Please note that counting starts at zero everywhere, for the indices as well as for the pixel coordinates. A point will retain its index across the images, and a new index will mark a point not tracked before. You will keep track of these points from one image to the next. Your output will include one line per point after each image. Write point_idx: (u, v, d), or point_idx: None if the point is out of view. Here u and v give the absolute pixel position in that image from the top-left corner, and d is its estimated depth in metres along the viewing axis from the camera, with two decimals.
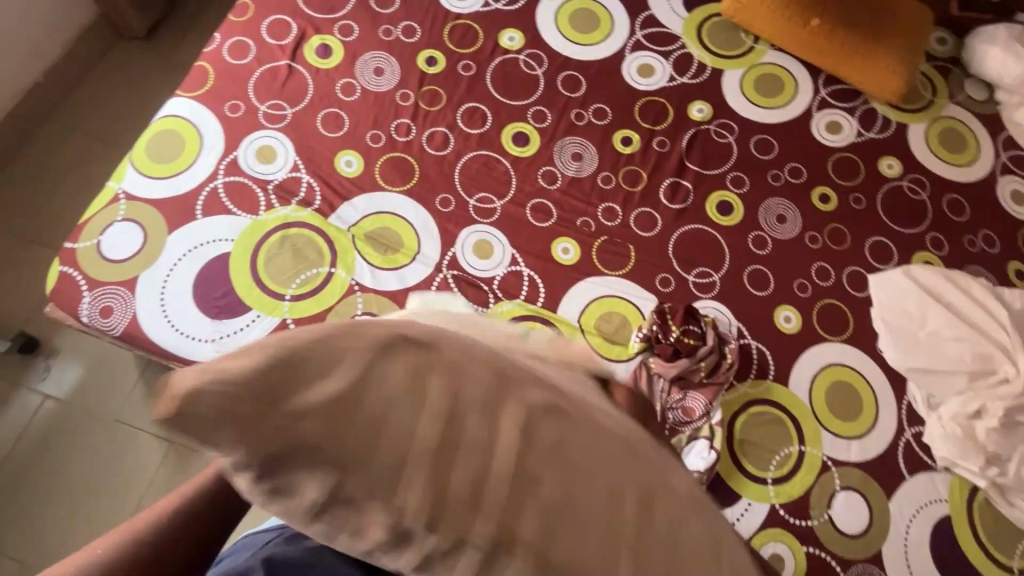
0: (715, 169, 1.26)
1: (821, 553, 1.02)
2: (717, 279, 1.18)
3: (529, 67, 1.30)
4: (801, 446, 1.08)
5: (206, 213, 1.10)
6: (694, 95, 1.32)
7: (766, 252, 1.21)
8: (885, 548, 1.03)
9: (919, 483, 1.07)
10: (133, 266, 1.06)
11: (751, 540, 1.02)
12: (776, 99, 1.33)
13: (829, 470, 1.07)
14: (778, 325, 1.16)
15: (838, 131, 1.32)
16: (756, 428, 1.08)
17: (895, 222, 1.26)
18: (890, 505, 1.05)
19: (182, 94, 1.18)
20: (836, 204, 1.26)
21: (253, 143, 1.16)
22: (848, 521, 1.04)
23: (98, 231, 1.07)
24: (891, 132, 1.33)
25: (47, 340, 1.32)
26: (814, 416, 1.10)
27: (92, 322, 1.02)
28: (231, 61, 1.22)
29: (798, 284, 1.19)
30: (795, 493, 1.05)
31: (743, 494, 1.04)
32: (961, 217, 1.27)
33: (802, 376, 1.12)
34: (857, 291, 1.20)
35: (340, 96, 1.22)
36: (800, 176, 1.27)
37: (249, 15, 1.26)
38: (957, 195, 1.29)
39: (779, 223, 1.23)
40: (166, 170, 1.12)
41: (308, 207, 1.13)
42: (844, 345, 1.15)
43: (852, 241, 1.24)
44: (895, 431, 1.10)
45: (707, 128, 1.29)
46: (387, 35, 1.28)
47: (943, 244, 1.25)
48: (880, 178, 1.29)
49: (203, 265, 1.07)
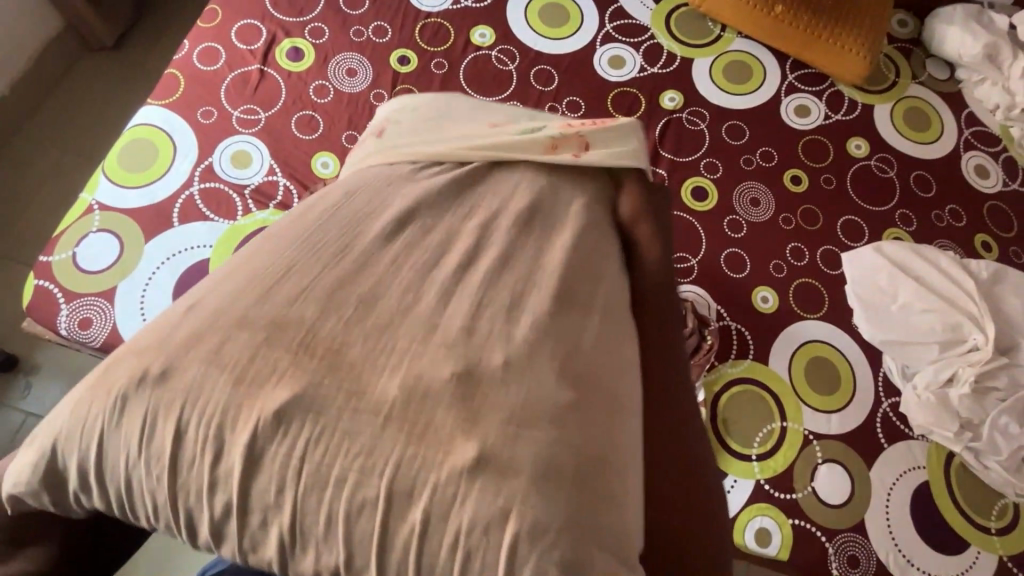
0: (688, 156, 1.29)
1: (806, 524, 1.05)
2: (695, 263, 1.20)
3: (501, 63, 1.31)
4: (783, 422, 1.10)
5: (183, 220, 1.10)
6: (665, 84, 1.34)
7: (742, 235, 1.23)
8: (868, 516, 1.06)
9: (898, 452, 1.10)
10: (110, 276, 1.05)
11: (737, 516, 1.04)
12: (745, 86, 1.35)
13: (811, 444, 1.09)
14: (756, 305, 1.18)
15: (806, 115, 1.35)
16: (739, 406, 1.11)
17: (865, 200, 1.29)
18: (871, 474, 1.08)
19: (154, 102, 1.18)
20: (807, 185, 1.29)
21: (228, 149, 1.16)
22: (832, 493, 1.07)
23: (73, 242, 1.07)
24: (857, 113, 1.36)
25: (26, 357, 1.31)
26: (794, 392, 1.12)
27: (71, 334, 1.02)
28: (201, 68, 1.21)
29: (773, 264, 1.22)
30: (779, 468, 1.08)
31: (729, 471, 1.07)
32: (928, 193, 1.31)
33: (781, 354, 1.15)
34: (831, 269, 1.23)
35: (313, 98, 1.22)
36: (771, 160, 1.30)
37: (218, 21, 1.26)
38: (923, 172, 1.32)
39: (753, 206, 1.26)
40: (140, 179, 1.12)
41: (286, 210, 1.13)
42: (821, 322, 1.18)
43: (824, 220, 1.27)
44: (873, 402, 1.13)
45: (679, 116, 1.32)
46: (358, 36, 1.29)
47: (912, 220, 1.29)
48: (849, 158, 1.32)
49: (182, 272, 1.06)
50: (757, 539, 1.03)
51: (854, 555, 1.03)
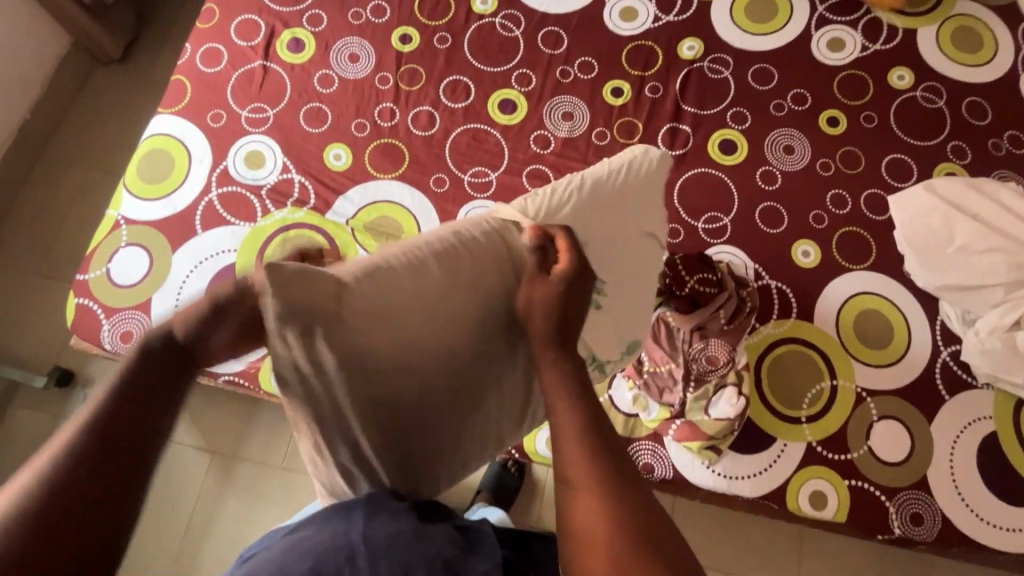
0: (713, 107, 1.21)
1: (864, 484, 1.01)
2: (728, 222, 1.14)
3: (506, 30, 1.25)
4: (832, 381, 1.05)
5: (206, 227, 1.11)
6: (683, 33, 1.25)
7: (776, 187, 1.16)
8: (930, 472, 1.01)
9: (962, 402, 1.04)
10: (143, 288, 1.07)
11: (789, 480, 1.01)
12: (770, 24, 1.25)
13: (865, 401, 1.04)
14: (796, 260, 1.12)
15: (841, 49, 1.24)
16: (784, 367, 1.06)
17: (911, 136, 1.19)
18: (932, 429, 1.03)
19: (163, 111, 1.18)
20: (847, 126, 1.20)
21: (241, 151, 1.15)
22: (889, 450, 1.02)
23: (106, 259, 1.09)
24: (898, 41, 1.24)
25: (80, 370, 1.37)
26: (842, 347, 1.07)
27: (115, 348, 1.05)
28: (205, 70, 1.20)
29: (813, 215, 1.14)
30: (831, 429, 1.03)
31: (778, 436, 1.03)
32: (983, 121, 1.20)
33: (826, 309, 1.09)
34: (877, 214, 1.15)
35: (318, 89, 1.20)
36: (804, 103, 1.21)
37: (216, 20, 1.24)
38: (976, 97, 1.21)
39: (787, 155, 1.18)
40: (160, 190, 1.12)
41: (303, 207, 1.12)
42: (869, 273, 1.11)
43: (867, 162, 1.18)
44: (930, 352, 1.07)
45: (700, 66, 1.23)
46: (357, 19, 1.24)
47: (966, 152, 1.18)
48: (891, 90, 1.22)
49: (212, 278, 1.08)
50: (813, 503, 1.00)
51: (917, 513, 0.99)
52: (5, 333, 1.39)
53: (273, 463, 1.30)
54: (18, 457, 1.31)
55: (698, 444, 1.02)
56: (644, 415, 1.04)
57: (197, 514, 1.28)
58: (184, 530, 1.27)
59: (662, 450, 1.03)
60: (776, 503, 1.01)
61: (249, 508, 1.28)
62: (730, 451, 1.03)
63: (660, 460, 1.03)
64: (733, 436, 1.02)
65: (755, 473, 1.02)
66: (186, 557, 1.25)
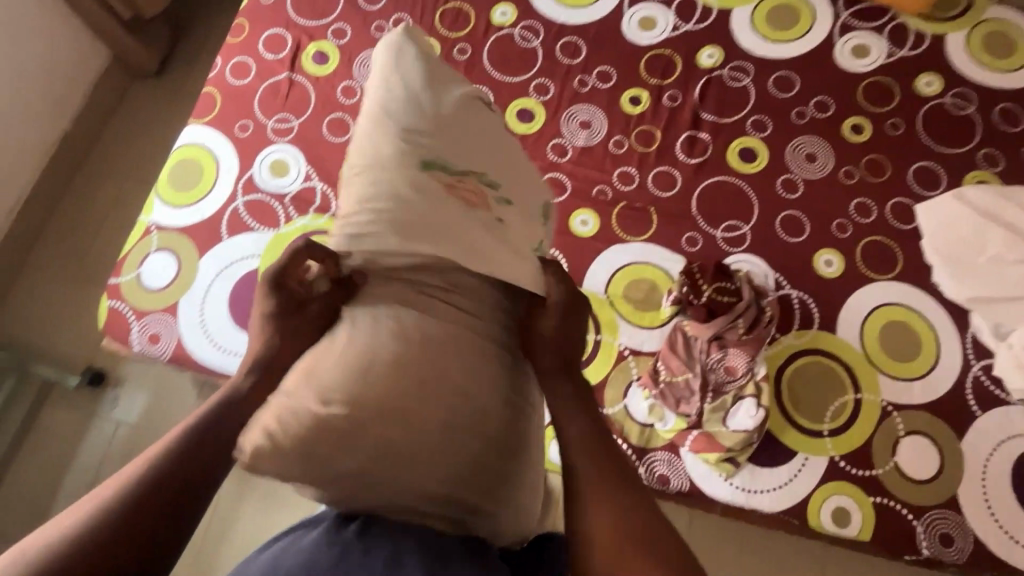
0: (733, 115, 1.20)
1: (890, 502, 0.97)
2: (747, 230, 1.12)
3: (525, 40, 1.26)
4: (856, 394, 1.02)
5: (231, 233, 1.14)
6: (702, 41, 1.25)
7: (798, 196, 1.14)
8: (961, 491, 0.97)
9: (994, 419, 1.00)
10: (171, 292, 1.11)
11: (811, 494, 0.98)
12: (792, 31, 1.23)
13: (891, 415, 1.01)
14: (818, 270, 1.09)
15: (865, 55, 1.22)
16: (806, 379, 1.04)
17: (939, 143, 1.16)
18: (962, 446, 0.99)
19: (194, 122, 1.22)
20: (871, 134, 1.17)
21: (266, 159, 1.19)
22: (917, 467, 0.98)
23: (137, 263, 1.13)
24: (926, 47, 1.22)
25: (112, 371, 1.42)
26: (867, 359, 1.04)
27: (144, 349, 1.09)
28: (234, 83, 1.25)
29: (836, 224, 1.12)
30: (855, 443, 1.00)
31: (798, 449, 1.00)
32: (1016, 127, 1.16)
33: (850, 320, 1.06)
34: (904, 223, 1.11)
35: (341, 100, 1.23)
36: (827, 110, 1.19)
37: (245, 34, 1.28)
38: (1009, 104, 1.17)
39: (809, 163, 1.16)
40: (189, 197, 1.17)
41: (325, 214, 1.15)
42: (894, 283, 1.08)
43: (893, 170, 1.15)
44: (961, 366, 1.03)
45: (720, 74, 1.23)
46: (379, 31, 1.27)
47: (998, 160, 1.15)
48: (918, 97, 1.19)
49: (236, 282, 1.11)
50: (835, 519, 0.97)
51: (946, 533, 0.96)
52: (43, 333, 1.45)
53: None
54: (53, 454, 1.37)
55: (716, 456, 1.00)
56: (660, 425, 1.03)
57: (218, 514, 1.30)
58: (206, 529, 1.30)
59: (678, 461, 1.01)
60: (796, 519, 0.99)
61: (268, 509, 1.31)
62: (749, 463, 1.01)
63: (676, 471, 1.01)
64: (752, 448, 1.00)
65: (775, 487, 0.99)
66: (207, 555, 1.28)
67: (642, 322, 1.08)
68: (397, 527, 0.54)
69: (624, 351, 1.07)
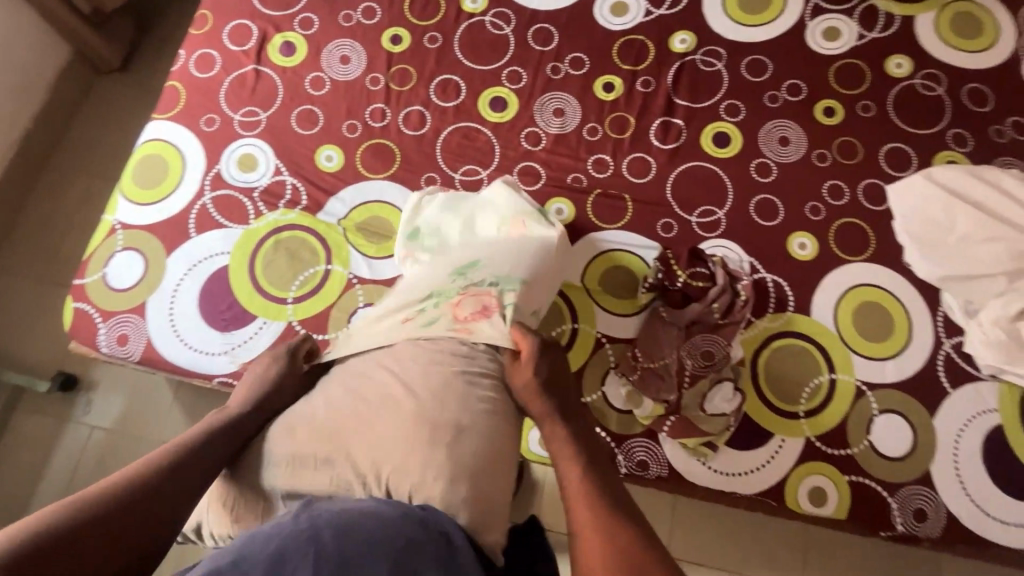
0: (706, 100, 1.20)
1: (865, 480, 0.99)
2: (723, 215, 1.12)
3: (496, 27, 1.24)
4: (831, 375, 1.03)
5: (199, 229, 1.12)
6: (675, 26, 1.24)
7: (771, 179, 1.14)
8: (934, 467, 0.98)
9: (965, 395, 1.01)
10: (139, 292, 1.08)
11: (789, 475, 0.99)
12: (764, 14, 1.23)
13: (865, 395, 1.02)
14: (792, 253, 1.10)
15: (836, 37, 1.22)
16: (782, 362, 1.04)
17: (909, 124, 1.17)
18: (934, 423, 1.00)
19: (158, 117, 1.19)
20: (843, 116, 1.18)
21: (234, 154, 1.16)
22: (891, 444, 1.00)
23: (102, 263, 1.10)
24: (896, 28, 1.22)
25: (84, 375, 1.39)
26: (842, 341, 1.05)
27: (111, 351, 1.06)
28: (199, 75, 1.22)
29: (809, 207, 1.12)
30: (830, 424, 1.01)
31: (776, 432, 1.01)
32: (984, 107, 1.17)
33: (824, 302, 1.07)
34: (875, 205, 1.12)
35: (310, 91, 1.20)
36: (799, 94, 1.19)
37: (209, 26, 1.25)
38: (978, 84, 1.18)
39: (782, 146, 1.16)
40: (154, 195, 1.14)
41: (295, 208, 1.13)
42: (868, 264, 1.09)
43: (865, 152, 1.15)
44: (932, 344, 1.04)
45: (693, 59, 1.22)
46: (348, 21, 1.25)
47: (967, 140, 1.16)
48: (889, 79, 1.19)
49: (205, 280, 1.09)
50: (812, 499, 0.98)
51: (920, 508, 0.97)
52: (11, 338, 1.41)
53: None
54: (25, 462, 1.33)
55: (694, 440, 1.00)
56: (638, 411, 1.03)
57: None
58: None
59: (657, 448, 1.01)
60: (775, 500, 0.99)
61: None
62: (727, 447, 1.01)
63: (655, 457, 1.01)
64: (730, 431, 1.01)
65: (753, 469, 1.00)
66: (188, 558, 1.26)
67: (618, 310, 1.08)
68: (363, 521, 0.57)
69: (601, 339, 1.07)
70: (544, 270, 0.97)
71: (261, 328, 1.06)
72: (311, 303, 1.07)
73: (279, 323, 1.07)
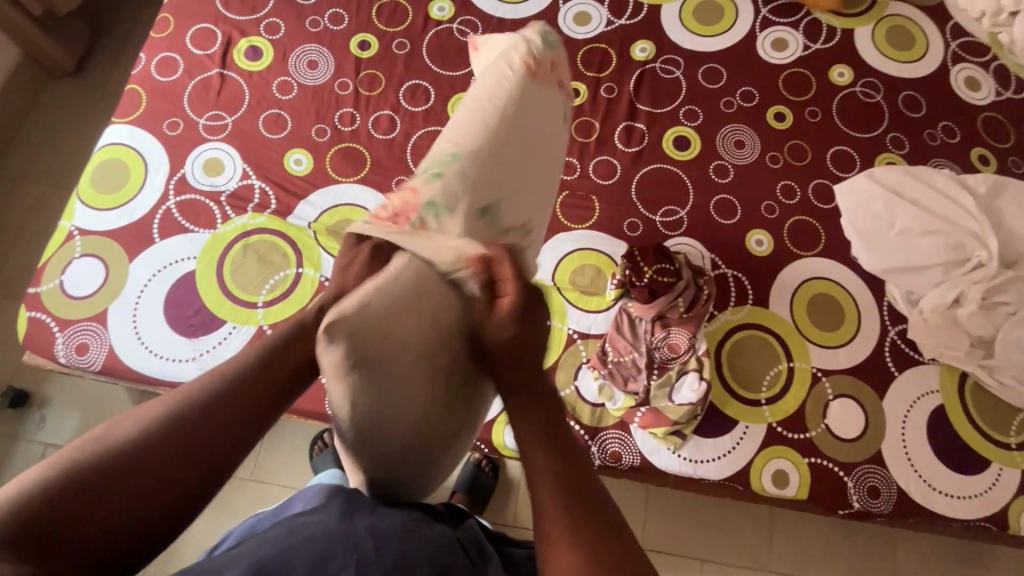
0: (667, 106, 1.25)
1: (823, 461, 1.04)
2: (685, 214, 1.17)
3: (463, 35, 1.27)
4: (789, 363, 1.09)
5: (163, 234, 1.09)
6: (636, 35, 1.30)
7: (729, 180, 1.20)
8: (885, 447, 1.05)
9: (910, 378, 1.09)
10: (99, 300, 1.05)
11: (753, 460, 1.04)
12: (717, 26, 1.30)
13: (820, 381, 1.08)
14: (751, 249, 1.16)
15: (784, 48, 1.30)
16: (744, 352, 1.09)
17: (853, 129, 1.25)
18: (883, 405, 1.07)
19: (117, 120, 1.16)
20: (793, 121, 1.25)
21: (199, 158, 1.14)
22: (845, 426, 1.06)
23: (59, 270, 1.06)
24: (837, 40, 1.31)
25: (37, 391, 1.32)
26: (798, 330, 1.11)
27: (70, 361, 1.02)
28: (161, 79, 1.19)
29: (765, 205, 1.19)
30: (790, 409, 1.06)
31: (740, 419, 1.06)
32: (918, 113, 1.27)
33: (780, 294, 1.13)
34: (824, 203, 1.20)
35: (277, 96, 1.20)
36: (752, 100, 1.26)
37: (170, 29, 1.23)
38: (912, 91, 1.28)
39: (737, 149, 1.23)
40: (115, 200, 1.11)
41: (264, 212, 1.12)
42: (819, 258, 1.16)
43: (813, 154, 1.23)
44: (879, 331, 1.11)
45: (653, 67, 1.28)
46: (315, 26, 1.25)
47: (904, 142, 1.25)
48: (833, 87, 1.28)
49: (171, 285, 1.06)
50: (775, 481, 1.03)
51: (874, 485, 1.03)
52: None
53: (243, 475, 1.29)
54: None
55: (663, 430, 1.03)
56: (609, 404, 1.06)
57: None
58: None
59: (629, 438, 1.05)
60: (741, 485, 1.04)
61: (217, 521, 1.26)
62: (695, 435, 1.05)
63: (627, 447, 1.04)
64: (697, 420, 1.05)
65: (719, 455, 1.04)
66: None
67: (589, 306, 1.11)
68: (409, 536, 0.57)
69: (573, 335, 1.10)
70: (520, 127, 0.72)
71: (230, 333, 1.04)
72: (281, 307, 1.06)
73: (249, 327, 1.05)
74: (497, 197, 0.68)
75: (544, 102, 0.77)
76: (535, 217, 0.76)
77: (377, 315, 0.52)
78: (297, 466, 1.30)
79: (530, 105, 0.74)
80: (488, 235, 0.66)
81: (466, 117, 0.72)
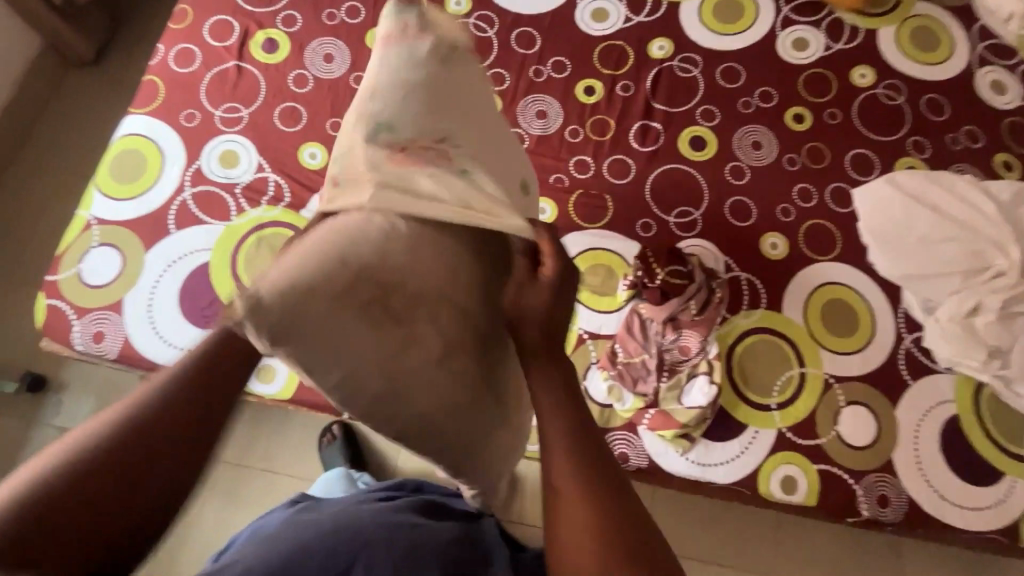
0: (683, 105, 1.24)
1: (833, 468, 1.03)
2: (699, 216, 1.16)
3: (479, 30, 1.26)
4: (801, 368, 1.08)
5: (179, 225, 1.10)
6: (654, 33, 1.28)
7: (744, 182, 1.19)
8: (896, 456, 1.04)
9: (924, 387, 1.07)
10: (115, 289, 1.06)
11: (762, 464, 1.03)
12: (737, 25, 1.28)
13: (832, 387, 1.07)
14: (765, 252, 1.14)
15: (805, 48, 1.28)
16: (755, 356, 1.08)
17: (873, 132, 1.23)
18: (896, 413, 1.06)
19: (135, 111, 1.17)
20: (811, 123, 1.23)
21: (215, 150, 1.15)
22: (856, 434, 1.05)
23: (77, 259, 1.08)
24: (860, 41, 1.29)
25: (54, 376, 1.35)
26: (811, 336, 1.10)
27: (87, 348, 1.04)
28: (178, 70, 1.20)
29: (781, 208, 1.17)
30: (800, 414, 1.06)
31: (749, 423, 1.05)
32: (941, 116, 1.24)
33: (794, 299, 1.12)
34: (841, 207, 1.18)
35: (293, 89, 1.20)
36: (771, 100, 1.24)
37: (188, 21, 1.24)
38: (935, 94, 1.25)
39: (754, 150, 1.21)
40: (132, 190, 1.12)
41: (278, 205, 1.13)
42: (834, 264, 1.14)
43: (831, 157, 1.21)
44: (894, 339, 1.10)
45: (670, 65, 1.26)
46: (331, 19, 1.25)
47: (926, 147, 1.23)
48: (854, 88, 1.26)
49: (185, 277, 1.07)
50: (784, 487, 1.03)
51: (884, 494, 1.02)
52: None
53: (254, 464, 1.31)
54: None
55: (671, 432, 1.03)
56: (618, 405, 1.06)
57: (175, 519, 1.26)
58: None
59: (637, 440, 1.04)
60: (748, 489, 1.03)
61: (227, 509, 1.28)
62: (704, 439, 1.05)
63: (635, 449, 1.04)
64: (706, 424, 1.05)
65: (728, 459, 1.04)
66: (164, 560, 1.24)
67: (599, 307, 1.11)
68: None
69: (583, 335, 1.09)
70: (453, 87, 0.74)
71: None
72: None
73: None
74: (459, 144, 0.72)
75: (469, 72, 0.77)
76: (503, 168, 0.75)
77: (278, 300, 0.54)
78: (307, 457, 1.31)
79: (460, 86, 0.75)
80: (469, 192, 0.68)
81: (393, 104, 0.73)
